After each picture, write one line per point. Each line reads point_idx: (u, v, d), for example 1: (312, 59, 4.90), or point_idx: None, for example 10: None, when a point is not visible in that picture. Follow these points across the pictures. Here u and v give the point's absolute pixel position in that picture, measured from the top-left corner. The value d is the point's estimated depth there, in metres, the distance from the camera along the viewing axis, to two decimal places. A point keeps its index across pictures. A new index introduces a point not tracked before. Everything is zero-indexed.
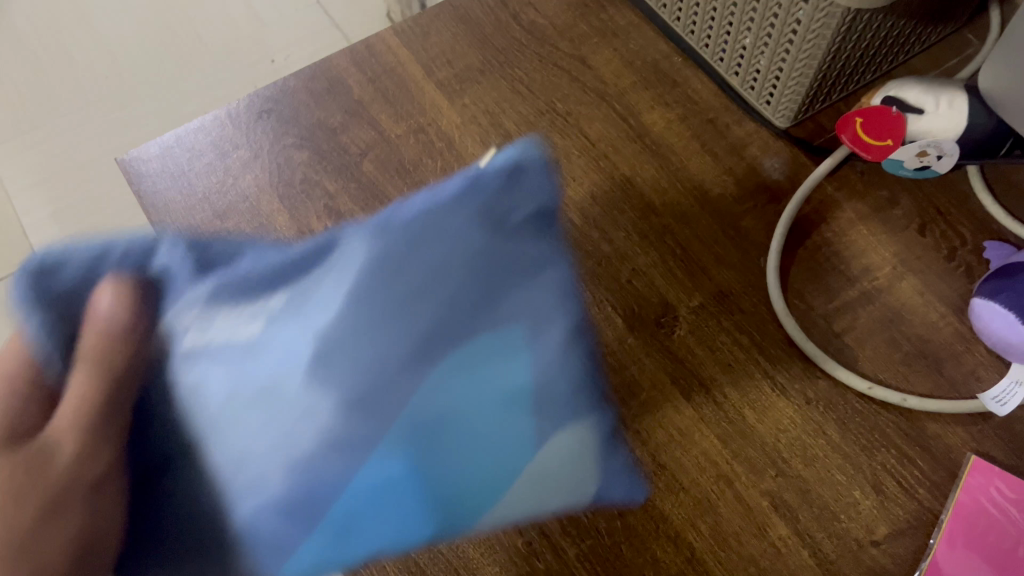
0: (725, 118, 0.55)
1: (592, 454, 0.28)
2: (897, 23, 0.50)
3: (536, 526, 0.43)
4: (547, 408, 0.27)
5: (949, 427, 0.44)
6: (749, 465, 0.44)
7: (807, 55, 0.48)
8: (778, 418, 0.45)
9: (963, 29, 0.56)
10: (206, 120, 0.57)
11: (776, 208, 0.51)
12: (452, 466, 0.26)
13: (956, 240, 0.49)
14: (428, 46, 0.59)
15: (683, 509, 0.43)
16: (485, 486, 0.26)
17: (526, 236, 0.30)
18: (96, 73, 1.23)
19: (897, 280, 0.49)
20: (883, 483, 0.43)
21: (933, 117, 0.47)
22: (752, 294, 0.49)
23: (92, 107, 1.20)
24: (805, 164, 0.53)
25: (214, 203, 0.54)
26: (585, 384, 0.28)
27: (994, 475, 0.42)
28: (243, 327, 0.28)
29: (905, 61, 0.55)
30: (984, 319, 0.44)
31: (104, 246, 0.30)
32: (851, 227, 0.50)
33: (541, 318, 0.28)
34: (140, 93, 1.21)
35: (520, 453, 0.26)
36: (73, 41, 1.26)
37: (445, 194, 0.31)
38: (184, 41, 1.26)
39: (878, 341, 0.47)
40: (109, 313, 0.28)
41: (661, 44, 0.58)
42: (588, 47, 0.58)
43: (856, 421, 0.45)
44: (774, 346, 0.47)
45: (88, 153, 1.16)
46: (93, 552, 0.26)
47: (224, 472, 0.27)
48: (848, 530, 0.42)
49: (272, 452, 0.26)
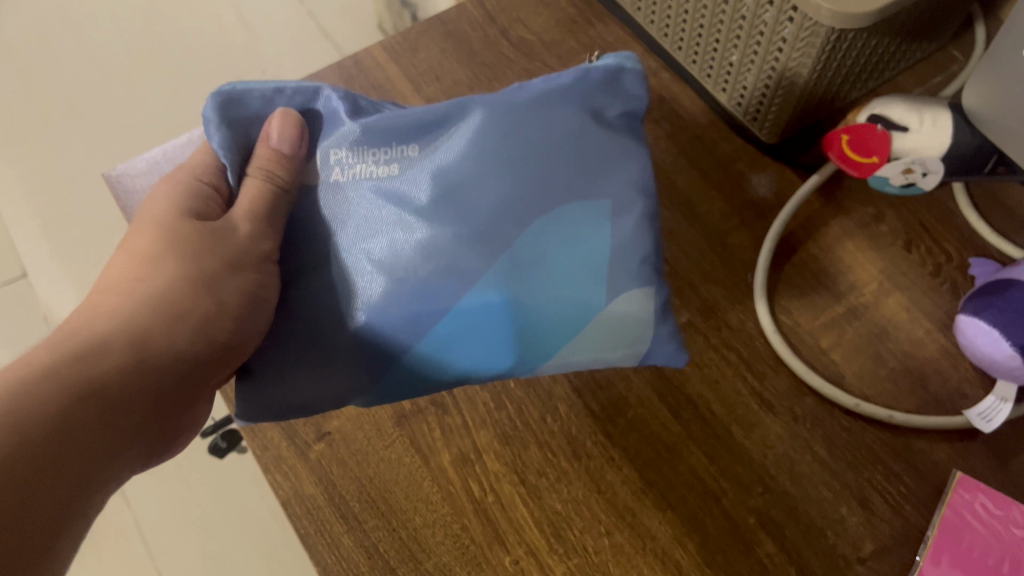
0: (712, 135, 0.55)
1: (649, 321, 0.40)
2: (882, 41, 0.49)
3: (522, 543, 0.43)
4: (607, 271, 0.39)
5: (935, 444, 0.44)
6: (735, 482, 0.44)
7: (789, 81, 0.48)
8: (765, 434, 0.45)
9: (949, 46, 0.56)
10: (195, 135, 0.57)
11: (763, 224, 0.52)
12: (542, 298, 0.39)
13: (942, 256, 0.50)
14: (416, 62, 0.59)
15: (669, 527, 0.43)
16: (562, 326, 0.39)
17: (620, 131, 0.42)
18: (84, 82, 1.22)
19: (884, 296, 0.49)
20: (869, 500, 0.43)
21: (916, 135, 0.47)
22: (739, 310, 0.49)
23: (81, 119, 1.19)
24: (792, 180, 0.53)
25: None
26: (647, 259, 0.40)
27: (979, 491, 0.42)
28: (389, 168, 0.41)
29: (891, 77, 0.55)
30: (968, 336, 0.44)
31: (310, 96, 0.42)
32: (837, 243, 0.51)
33: (619, 207, 0.40)
34: (130, 103, 1.20)
35: (591, 283, 0.39)
36: (60, 49, 1.25)
37: (557, 81, 0.42)
38: (176, 48, 1.24)
39: (865, 357, 0.47)
40: (277, 139, 0.41)
41: (649, 60, 0.58)
42: (576, 63, 0.58)
43: (843, 438, 0.45)
44: (761, 362, 0.47)
45: (78, 165, 1.16)
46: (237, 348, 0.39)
47: (357, 279, 0.40)
48: (835, 547, 0.42)
49: (427, 246, 0.40)
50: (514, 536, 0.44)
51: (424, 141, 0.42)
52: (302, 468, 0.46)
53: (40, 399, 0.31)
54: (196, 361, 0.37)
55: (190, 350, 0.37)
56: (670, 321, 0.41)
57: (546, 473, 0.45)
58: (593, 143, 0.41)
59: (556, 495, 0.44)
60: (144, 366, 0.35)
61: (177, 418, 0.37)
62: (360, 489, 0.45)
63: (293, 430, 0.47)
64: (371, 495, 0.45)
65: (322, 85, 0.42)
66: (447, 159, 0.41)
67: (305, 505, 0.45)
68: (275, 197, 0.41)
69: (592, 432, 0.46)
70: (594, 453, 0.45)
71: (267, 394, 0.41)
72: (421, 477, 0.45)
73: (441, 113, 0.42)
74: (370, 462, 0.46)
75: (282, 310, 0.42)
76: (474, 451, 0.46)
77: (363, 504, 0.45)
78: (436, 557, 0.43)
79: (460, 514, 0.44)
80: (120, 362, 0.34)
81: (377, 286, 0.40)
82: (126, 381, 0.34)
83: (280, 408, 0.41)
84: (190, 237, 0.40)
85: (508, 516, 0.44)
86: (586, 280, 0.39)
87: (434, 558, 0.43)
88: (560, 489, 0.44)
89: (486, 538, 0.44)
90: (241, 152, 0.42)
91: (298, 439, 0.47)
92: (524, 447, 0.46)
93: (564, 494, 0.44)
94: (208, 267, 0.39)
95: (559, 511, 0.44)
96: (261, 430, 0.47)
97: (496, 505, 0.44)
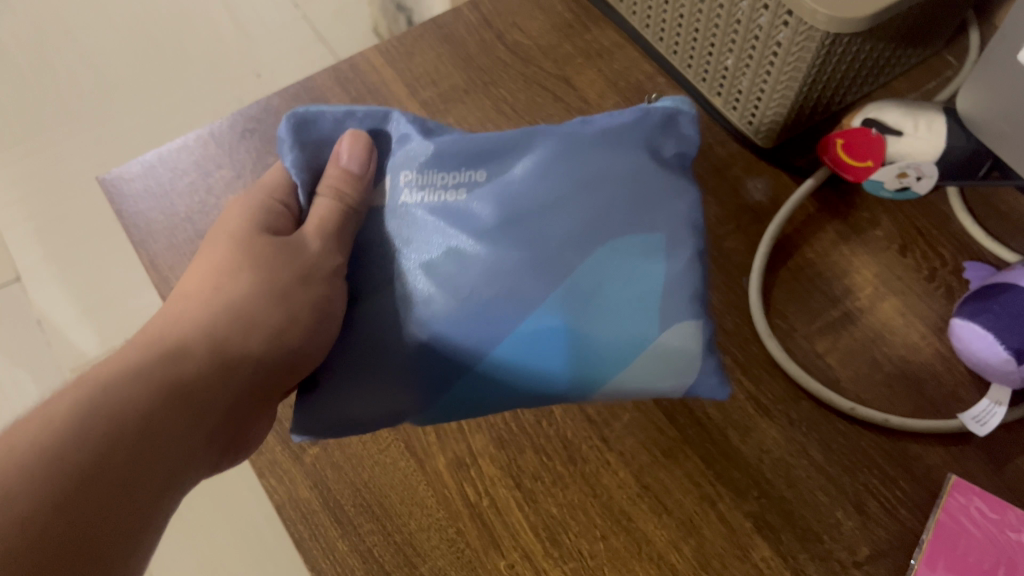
0: (708, 139, 0.55)
1: (699, 355, 0.38)
2: (876, 47, 0.49)
3: (518, 548, 0.43)
4: (664, 306, 0.38)
5: (931, 448, 0.44)
6: (731, 486, 0.44)
7: (785, 85, 0.48)
8: (761, 438, 0.45)
9: (943, 51, 0.56)
10: (189, 139, 0.57)
11: (759, 229, 0.52)
12: (601, 321, 0.38)
13: (936, 261, 0.50)
14: (412, 66, 0.59)
15: (665, 531, 0.43)
16: (620, 347, 0.38)
17: (674, 169, 0.41)
18: (80, 85, 1.22)
19: (879, 300, 0.49)
20: (865, 504, 0.43)
21: (911, 139, 0.47)
22: (735, 314, 0.49)
23: (77, 124, 1.19)
24: (787, 184, 0.53)
25: (196, 223, 0.54)
26: (698, 296, 0.39)
27: (974, 494, 0.42)
28: (456, 194, 0.40)
29: (885, 82, 0.55)
30: (964, 340, 0.44)
31: (379, 121, 0.44)
32: (832, 247, 0.51)
33: (675, 242, 0.39)
34: (126, 108, 1.20)
35: (646, 317, 0.38)
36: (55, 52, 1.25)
37: (621, 119, 0.42)
38: (172, 54, 1.24)
39: (860, 361, 0.47)
40: (346, 159, 0.42)
41: (645, 64, 0.58)
42: (572, 67, 0.59)
43: (839, 442, 0.45)
44: (757, 366, 0.47)
45: (73, 167, 1.16)
46: (302, 360, 0.41)
47: (412, 280, 0.40)
48: (831, 551, 0.42)
49: (489, 259, 0.39)
50: (510, 541, 0.43)
51: (489, 167, 0.41)
52: (296, 472, 0.46)
53: (113, 402, 0.33)
54: (265, 370, 0.39)
55: (269, 356, 0.39)
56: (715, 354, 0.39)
57: (542, 477, 0.45)
58: (656, 180, 0.40)
59: (552, 500, 0.44)
60: (225, 367, 0.38)
61: (251, 416, 0.39)
62: (356, 494, 0.45)
63: (288, 435, 0.47)
64: (367, 499, 0.45)
65: (394, 112, 0.44)
66: (515, 182, 0.40)
67: (301, 510, 0.45)
68: (344, 215, 0.42)
69: (588, 436, 0.46)
70: (590, 457, 0.45)
71: (324, 404, 0.41)
72: (417, 481, 0.45)
73: (510, 139, 0.42)
74: (364, 466, 0.46)
75: (343, 328, 0.42)
76: (470, 455, 0.46)
77: (358, 508, 0.45)
78: (432, 561, 0.43)
79: (456, 519, 0.44)
80: (197, 367, 0.36)
81: (436, 296, 0.39)
82: (206, 383, 0.36)
83: (336, 422, 0.41)
84: (266, 254, 0.41)
85: (503, 520, 0.44)
86: (645, 314, 0.38)
87: (430, 563, 0.43)
88: (556, 494, 0.44)
89: (482, 543, 0.44)
90: (313, 174, 0.44)
91: (292, 443, 0.47)
92: (519, 451, 0.46)
93: (559, 498, 0.44)
94: (283, 281, 0.41)
95: (554, 515, 0.44)
96: None
97: (491, 509, 0.44)
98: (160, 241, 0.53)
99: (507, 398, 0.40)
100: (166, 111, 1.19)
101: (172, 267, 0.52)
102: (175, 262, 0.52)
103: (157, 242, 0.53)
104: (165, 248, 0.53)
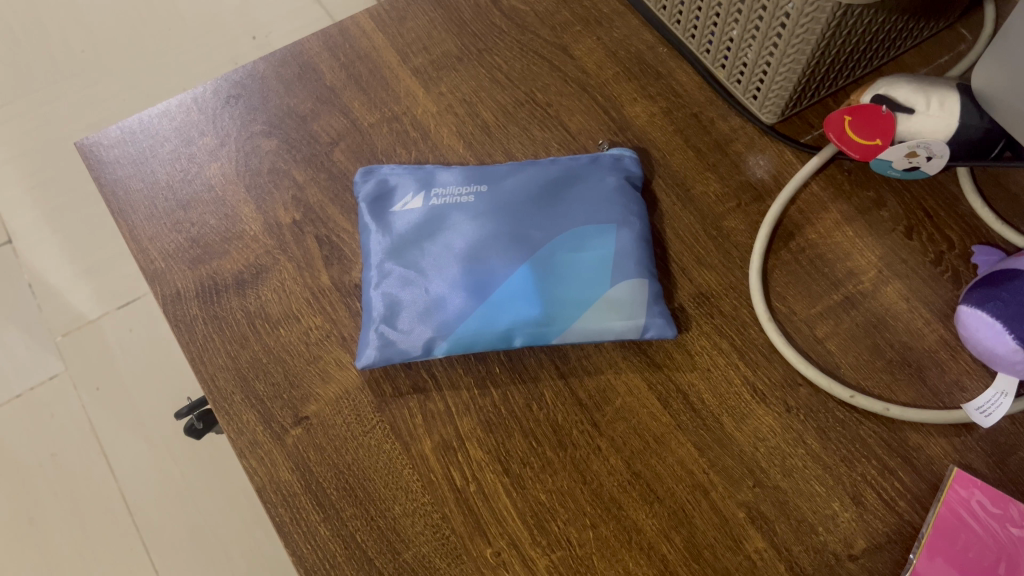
0: (710, 113, 0.53)
1: (647, 281, 0.45)
2: (890, 18, 0.47)
3: (504, 536, 0.42)
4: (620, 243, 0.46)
5: (932, 438, 0.43)
6: (726, 474, 0.43)
7: (792, 59, 0.46)
8: (756, 426, 0.44)
9: (956, 25, 0.54)
10: (171, 105, 0.55)
11: (760, 207, 0.50)
12: (567, 257, 0.46)
13: (943, 243, 0.48)
14: (404, 31, 0.57)
15: (657, 520, 0.42)
16: (585, 275, 0.45)
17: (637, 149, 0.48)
18: (64, 25, 1.12)
19: (883, 284, 0.47)
20: (863, 495, 0.42)
21: (923, 117, 0.45)
22: (733, 296, 0.47)
23: (65, 82, 1.09)
24: (791, 161, 0.51)
25: (177, 192, 0.52)
26: (649, 241, 0.47)
27: (975, 487, 0.41)
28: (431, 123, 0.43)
29: (895, 56, 0.53)
30: (970, 328, 0.43)
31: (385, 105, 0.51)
32: (836, 228, 0.49)
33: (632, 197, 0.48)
34: (116, 71, 1.10)
35: (605, 249, 0.46)
36: None
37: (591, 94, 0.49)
38: (162, 13, 1.14)
39: (861, 347, 0.46)
40: None
41: (646, 33, 0.56)
42: (570, 35, 0.56)
43: (837, 430, 0.43)
44: (753, 351, 0.46)
45: (59, 114, 1.08)
46: None
47: None
48: (826, 543, 0.41)
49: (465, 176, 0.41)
50: (497, 528, 0.42)
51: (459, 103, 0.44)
52: (278, 453, 0.45)
53: None
54: None
55: None
56: (659, 301, 0.45)
57: (530, 462, 0.44)
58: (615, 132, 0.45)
59: (541, 486, 0.43)
60: None
61: None
62: (338, 477, 0.44)
63: (269, 415, 0.45)
64: (350, 482, 0.44)
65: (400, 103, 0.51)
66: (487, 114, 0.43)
67: (281, 492, 0.44)
68: None
69: (578, 420, 0.44)
70: (580, 442, 0.44)
71: (387, 343, 0.45)
72: (401, 465, 0.44)
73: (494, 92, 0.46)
74: (348, 448, 0.44)
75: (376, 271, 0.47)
76: (456, 438, 0.44)
77: (340, 491, 0.43)
78: (415, 548, 0.42)
79: (441, 503, 0.43)
80: None
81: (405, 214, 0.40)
82: None
83: (391, 354, 0.45)
84: None
85: (490, 506, 0.43)
86: (600, 303, 0.44)
87: (414, 549, 0.42)
88: (545, 480, 0.43)
89: (468, 529, 0.42)
90: None
91: (274, 423, 0.45)
92: (508, 435, 0.44)
93: (548, 485, 0.43)
94: None
95: (543, 501, 0.43)
96: (237, 414, 0.46)
97: (477, 494, 0.43)
98: (139, 211, 0.52)
99: (482, 326, 0.44)
100: (157, 74, 1.10)
101: (151, 238, 0.51)
102: (154, 234, 0.51)
103: (136, 212, 0.52)
104: (144, 218, 0.51)
